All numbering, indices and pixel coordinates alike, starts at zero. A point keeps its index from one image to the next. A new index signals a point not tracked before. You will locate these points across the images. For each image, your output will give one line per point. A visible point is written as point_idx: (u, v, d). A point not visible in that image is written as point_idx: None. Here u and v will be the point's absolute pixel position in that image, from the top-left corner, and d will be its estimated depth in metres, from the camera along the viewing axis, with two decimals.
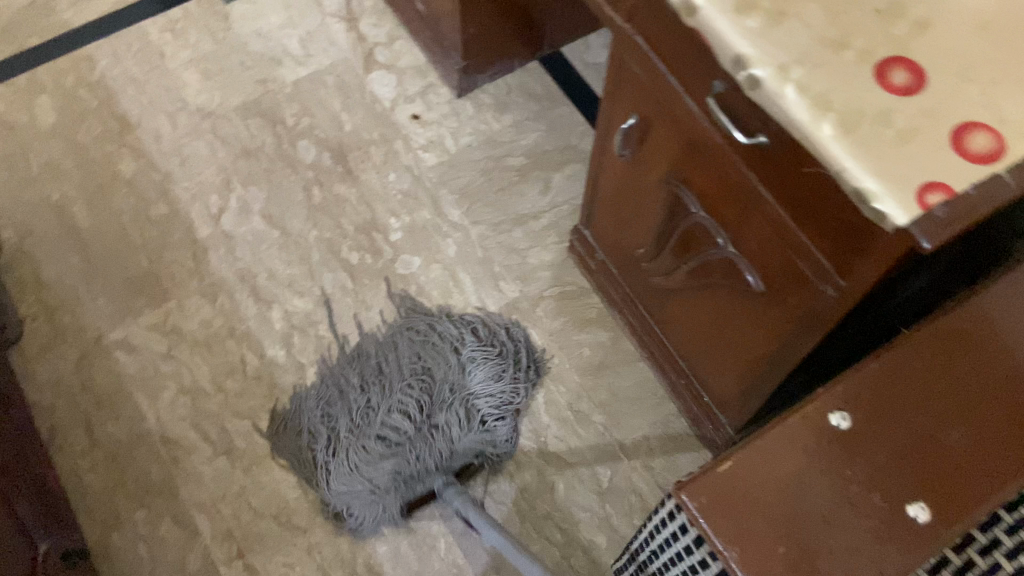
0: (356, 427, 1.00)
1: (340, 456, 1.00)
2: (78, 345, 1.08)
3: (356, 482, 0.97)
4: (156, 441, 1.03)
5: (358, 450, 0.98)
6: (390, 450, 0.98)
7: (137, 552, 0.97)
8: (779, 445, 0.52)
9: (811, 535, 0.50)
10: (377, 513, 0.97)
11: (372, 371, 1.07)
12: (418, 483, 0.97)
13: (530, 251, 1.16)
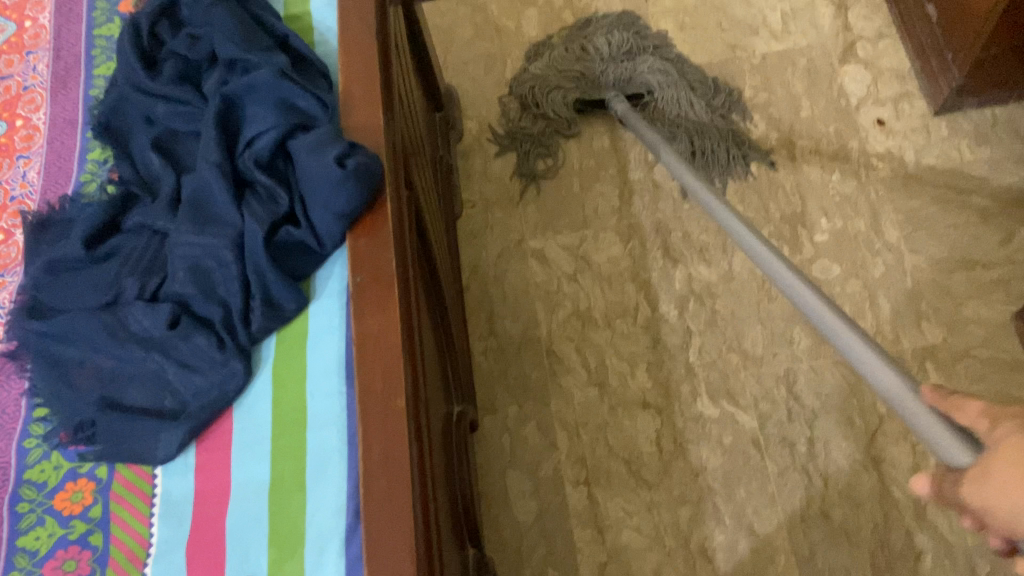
0: (594, 54, 1.26)
1: (578, 54, 1.27)
2: (500, 241, 1.18)
3: (580, 68, 1.25)
4: (542, 349, 1.10)
5: (587, 59, 1.26)
6: (600, 64, 1.25)
7: (501, 441, 1.05)
8: None
9: None
10: (563, 94, 1.24)
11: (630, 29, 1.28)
12: (599, 88, 1.23)
13: (968, 302, 1.05)
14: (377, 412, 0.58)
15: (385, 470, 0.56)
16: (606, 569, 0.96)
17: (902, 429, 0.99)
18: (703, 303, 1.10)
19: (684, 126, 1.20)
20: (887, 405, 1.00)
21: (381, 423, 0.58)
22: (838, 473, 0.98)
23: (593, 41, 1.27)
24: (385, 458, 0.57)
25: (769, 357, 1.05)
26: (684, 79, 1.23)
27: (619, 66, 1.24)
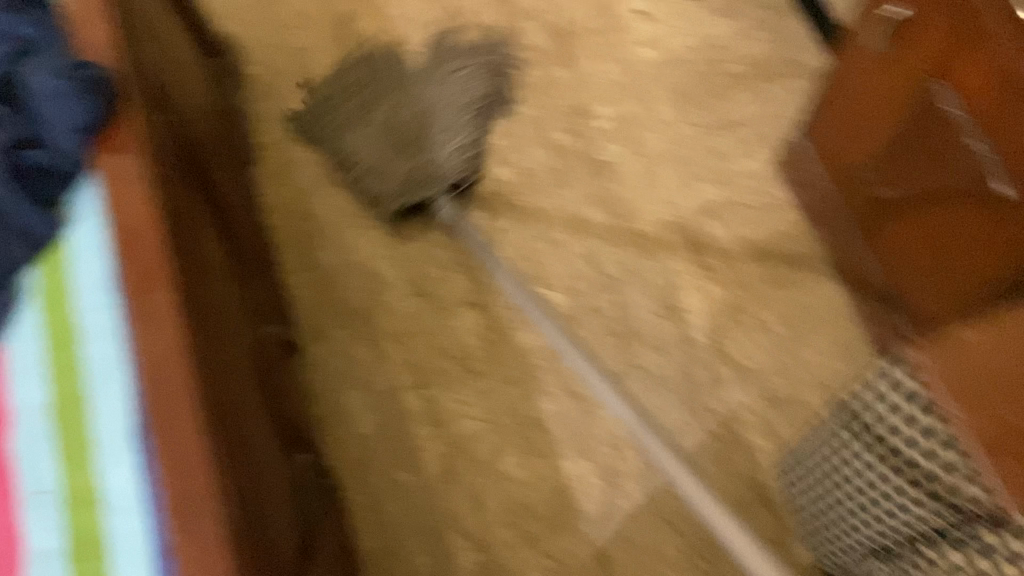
0: (354, 117, 1.18)
1: (349, 124, 1.17)
2: (303, 178, 1.19)
3: (362, 137, 1.16)
4: (360, 271, 1.12)
5: (362, 138, 1.15)
6: (381, 128, 1.16)
7: (334, 364, 1.07)
8: None
9: None
10: (381, 169, 1.13)
11: (370, 95, 1.20)
12: (417, 184, 1.12)
13: (735, 158, 1.15)
14: (146, 314, 0.60)
15: (161, 360, 0.58)
16: (451, 458, 1.01)
17: (694, 278, 1.09)
18: (505, 200, 1.16)
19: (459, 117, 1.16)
20: (679, 261, 1.10)
21: (152, 322, 0.60)
22: (645, 328, 1.07)
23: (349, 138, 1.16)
24: (159, 351, 0.59)
25: (571, 239, 1.13)
26: (462, 108, 1.17)
27: (412, 156, 1.13)
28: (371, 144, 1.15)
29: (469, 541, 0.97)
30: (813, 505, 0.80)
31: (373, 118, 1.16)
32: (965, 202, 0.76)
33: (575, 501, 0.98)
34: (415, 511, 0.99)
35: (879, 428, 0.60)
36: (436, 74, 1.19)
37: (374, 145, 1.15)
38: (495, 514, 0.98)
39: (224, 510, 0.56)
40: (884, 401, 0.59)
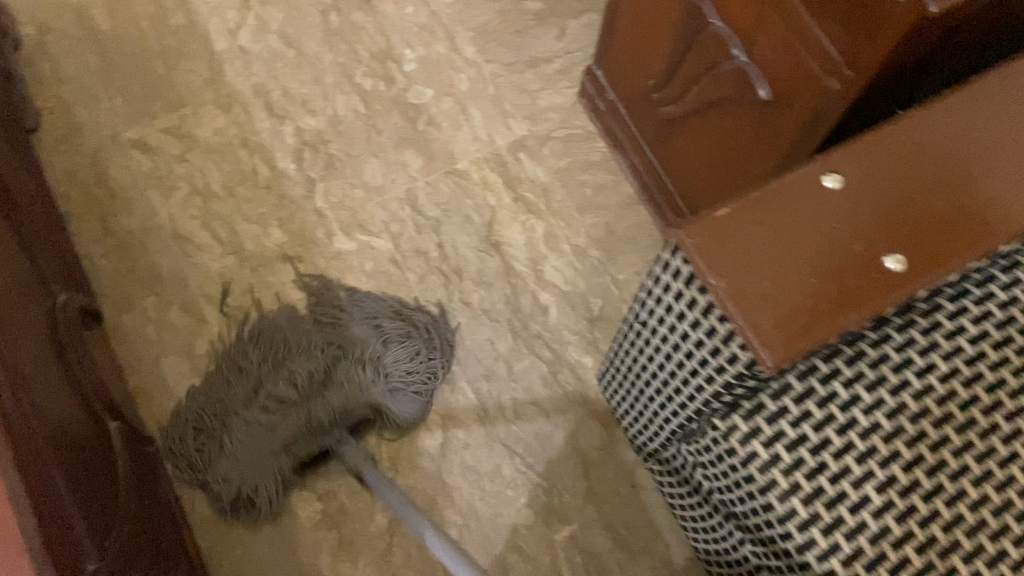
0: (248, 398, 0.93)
1: (231, 424, 0.91)
2: (94, 141, 1.10)
3: (238, 452, 0.90)
4: (167, 234, 1.06)
5: (222, 442, 0.91)
6: (279, 411, 0.92)
7: (147, 333, 1.01)
8: (780, 206, 0.57)
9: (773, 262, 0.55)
10: (246, 474, 0.91)
11: (270, 344, 0.98)
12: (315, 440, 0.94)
13: (542, 93, 1.19)
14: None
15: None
16: None
17: (511, 212, 1.12)
18: (318, 150, 1.13)
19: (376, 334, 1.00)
20: (496, 197, 1.13)
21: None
22: (468, 264, 1.09)
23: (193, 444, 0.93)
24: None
25: (388, 184, 1.12)
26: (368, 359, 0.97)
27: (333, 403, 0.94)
28: (280, 417, 0.92)
29: (308, 493, 0.96)
30: (625, 400, 0.88)
31: (246, 362, 0.97)
32: (732, 105, 0.84)
33: (413, 438, 1.00)
34: None
35: (667, 315, 0.66)
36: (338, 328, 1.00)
37: (252, 436, 0.91)
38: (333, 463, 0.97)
39: None
40: (670, 290, 0.63)
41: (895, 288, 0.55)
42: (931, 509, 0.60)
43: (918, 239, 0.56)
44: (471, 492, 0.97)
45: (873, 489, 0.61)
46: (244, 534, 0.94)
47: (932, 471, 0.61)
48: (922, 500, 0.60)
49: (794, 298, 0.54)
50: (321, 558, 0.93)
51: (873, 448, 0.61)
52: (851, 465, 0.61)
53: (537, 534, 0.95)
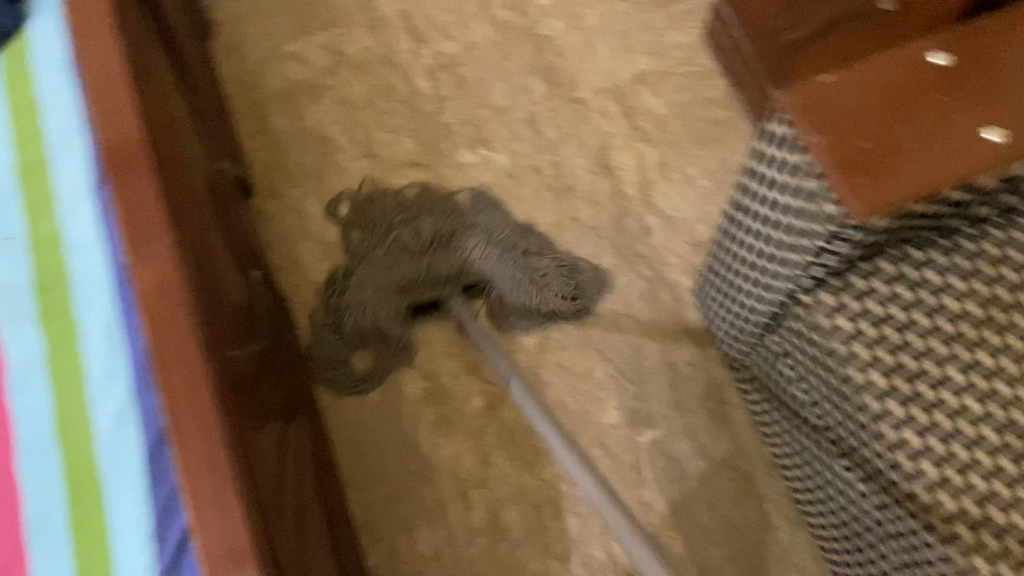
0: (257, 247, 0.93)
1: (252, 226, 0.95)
2: (257, 51, 1.24)
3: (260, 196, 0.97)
4: (313, 136, 1.18)
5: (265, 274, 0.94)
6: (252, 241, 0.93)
7: (288, 221, 1.13)
8: (880, 77, 0.60)
9: (878, 128, 0.58)
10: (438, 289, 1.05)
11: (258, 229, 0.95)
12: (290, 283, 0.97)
13: (667, 31, 1.22)
14: (101, 80, 0.63)
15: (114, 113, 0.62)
16: None
17: (627, 139, 1.16)
18: (451, 72, 1.22)
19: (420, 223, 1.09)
20: (613, 125, 1.17)
21: (109, 87, 0.63)
22: (580, 183, 1.14)
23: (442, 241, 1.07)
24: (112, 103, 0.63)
25: (513, 106, 1.19)
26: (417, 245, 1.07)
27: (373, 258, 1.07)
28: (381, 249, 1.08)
29: (414, 371, 1.04)
30: (720, 319, 0.91)
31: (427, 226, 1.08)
32: None
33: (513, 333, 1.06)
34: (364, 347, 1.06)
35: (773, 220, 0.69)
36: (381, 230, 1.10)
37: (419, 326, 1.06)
38: (438, 348, 1.06)
39: (176, 239, 0.60)
40: (762, 193, 0.69)
41: (993, 157, 0.57)
42: (1009, 419, 0.65)
43: (1010, 107, 0.58)
44: (562, 388, 1.03)
45: (951, 393, 0.65)
46: (343, 377, 1.03)
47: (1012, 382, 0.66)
48: (975, 400, 0.65)
49: (898, 161, 0.57)
50: (420, 428, 1.01)
51: (956, 354, 0.66)
52: (950, 371, 0.66)
53: (621, 435, 1.00)
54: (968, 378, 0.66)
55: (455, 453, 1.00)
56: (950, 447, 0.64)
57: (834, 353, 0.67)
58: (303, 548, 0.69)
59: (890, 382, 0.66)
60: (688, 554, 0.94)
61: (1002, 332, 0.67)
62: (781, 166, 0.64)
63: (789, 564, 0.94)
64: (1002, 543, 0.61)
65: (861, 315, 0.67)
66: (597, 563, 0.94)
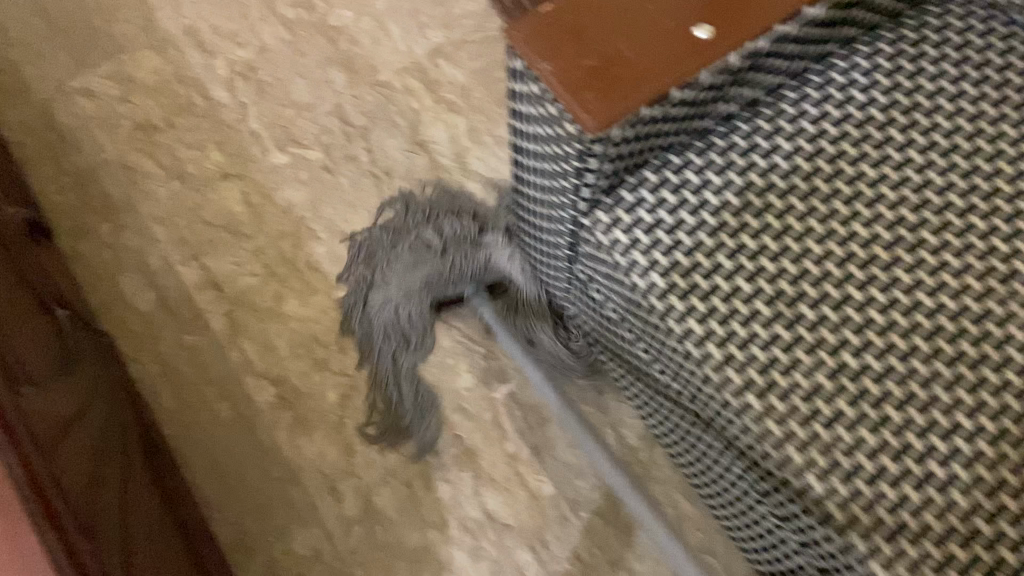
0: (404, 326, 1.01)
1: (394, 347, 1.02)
2: (42, 96, 1.19)
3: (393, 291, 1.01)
4: (115, 167, 1.14)
5: (393, 266, 1.02)
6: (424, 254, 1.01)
7: (104, 257, 1.09)
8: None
9: (603, 44, 0.61)
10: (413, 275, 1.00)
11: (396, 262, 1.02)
12: (451, 289, 1.01)
13: (454, 2, 1.24)
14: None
15: None
16: (235, 314, 1.06)
17: (434, 113, 1.18)
18: (249, 78, 1.20)
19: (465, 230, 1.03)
20: (419, 102, 1.19)
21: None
22: (397, 162, 1.15)
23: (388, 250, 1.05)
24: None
25: (316, 101, 1.19)
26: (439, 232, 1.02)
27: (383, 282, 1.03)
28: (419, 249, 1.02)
29: (263, 379, 1.03)
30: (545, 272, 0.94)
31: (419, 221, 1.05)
32: None
33: (355, 322, 1.06)
34: (208, 367, 1.03)
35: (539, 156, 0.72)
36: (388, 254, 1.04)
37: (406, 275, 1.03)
38: (284, 351, 1.04)
39: None
40: (524, 134, 0.73)
41: (706, 53, 0.61)
42: (798, 314, 0.67)
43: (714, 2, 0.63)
44: (414, 363, 1.04)
45: (746, 280, 0.68)
46: (200, 410, 1.01)
47: (800, 258, 0.69)
48: (768, 281, 0.68)
49: (626, 70, 0.60)
50: (278, 433, 1.00)
51: (722, 242, 0.69)
52: (721, 259, 0.69)
53: (478, 394, 1.02)
54: (759, 263, 0.69)
55: (317, 449, 0.99)
56: (729, 326, 0.68)
57: (618, 266, 0.71)
58: (140, 547, 0.68)
59: (674, 281, 0.69)
60: (558, 492, 0.97)
61: (778, 219, 0.70)
62: (530, 102, 0.67)
63: (655, 478, 0.98)
64: (810, 430, 0.64)
65: (648, 226, 0.70)
66: (474, 522, 0.95)
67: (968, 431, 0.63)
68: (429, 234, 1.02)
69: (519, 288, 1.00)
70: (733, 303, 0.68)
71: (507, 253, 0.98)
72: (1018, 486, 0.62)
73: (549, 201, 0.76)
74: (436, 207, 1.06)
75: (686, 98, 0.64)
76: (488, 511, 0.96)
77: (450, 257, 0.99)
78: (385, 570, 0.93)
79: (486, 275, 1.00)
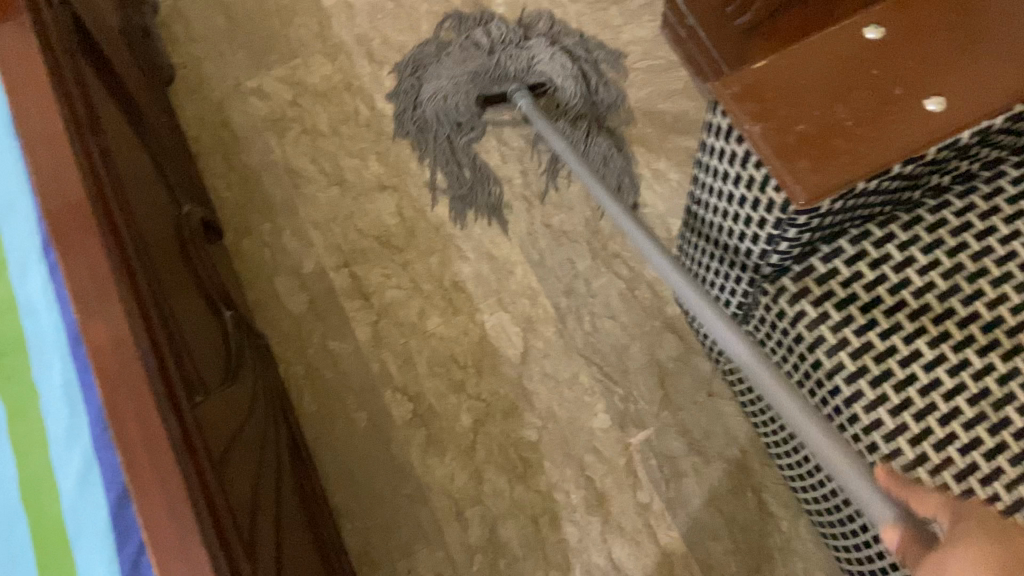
0: (454, 127, 1.15)
1: (466, 131, 1.15)
2: (220, 95, 1.24)
3: (444, 77, 1.13)
4: (280, 169, 1.18)
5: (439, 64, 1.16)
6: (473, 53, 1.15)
7: (262, 256, 1.13)
8: (813, 61, 0.59)
9: (820, 112, 0.57)
10: (458, 99, 1.12)
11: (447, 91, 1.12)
12: (497, 85, 1.12)
13: (624, 28, 1.22)
14: (38, 137, 0.62)
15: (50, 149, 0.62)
16: (379, 325, 1.07)
17: None
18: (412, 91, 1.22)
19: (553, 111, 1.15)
20: None
21: (48, 144, 0.62)
22: (550, 188, 1.13)
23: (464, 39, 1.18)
24: (45, 154, 0.62)
25: None
26: (525, 74, 1.13)
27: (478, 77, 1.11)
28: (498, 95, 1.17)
29: (400, 394, 1.03)
30: None
31: (482, 43, 1.16)
32: None
33: (495, 347, 1.05)
34: (349, 375, 1.05)
35: (727, 215, 0.68)
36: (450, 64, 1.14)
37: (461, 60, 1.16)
38: (423, 368, 1.05)
39: (122, 276, 0.60)
40: (711, 187, 0.69)
41: (938, 127, 0.56)
42: (1004, 417, 0.60)
43: (948, 72, 0.58)
44: (550, 397, 1.02)
45: (947, 373, 0.62)
46: (338, 418, 1.03)
47: (1011, 355, 0.62)
48: (973, 377, 0.62)
49: (844, 140, 0.56)
50: (411, 451, 1.00)
51: (923, 327, 0.63)
52: (919, 346, 0.63)
53: (613, 438, 0.99)
54: (963, 357, 0.62)
55: (447, 471, 0.99)
56: (925, 422, 0.61)
57: (801, 339, 0.66)
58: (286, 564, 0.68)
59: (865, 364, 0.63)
60: (690, 553, 0.93)
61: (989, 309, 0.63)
62: (728, 161, 0.64)
63: (796, 554, 0.92)
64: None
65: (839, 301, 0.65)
66: (599, 569, 0.93)
67: None
68: (481, 39, 1.17)
69: (560, 91, 1.14)
70: (930, 396, 0.62)
71: (549, 54, 1.13)
72: None
73: (730, 257, 0.73)
74: (501, 28, 1.18)
75: (904, 172, 0.59)
76: (614, 560, 0.93)
77: (492, 56, 1.13)
78: None
79: (528, 79, 1.13)
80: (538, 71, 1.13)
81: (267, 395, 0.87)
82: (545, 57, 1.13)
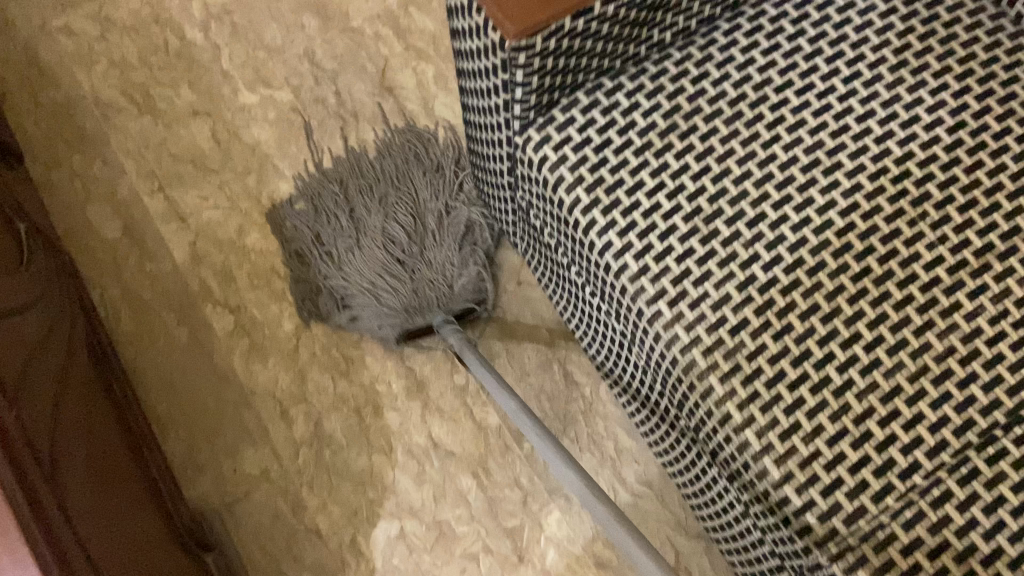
0: (392, 285, 1.00)
1: (373, 282, 1.01)
2: (24, 35, 1.22)
3: (357, 256, 1.02)
4: (90, 103, 1.18)
5: (355, 257, 1.02)
6: (395, 260, 1.01)
7: (73, 186, 1.12)
8: None
9: None
10: (381, 322, 1.00)
11: (353, 244, 1.03)
12: (419, 317, 1.00)
13: None
14: None
15: None
16: (198, 244, 1.09)
17: (403, 60, 1.21)
18: (223, 21, 1.23)
19: (455, 226, 1.05)
20: (388, 48, 1.21)
21: None
22: (363, 105, 1.17)
23: (366, 220, 1.04)
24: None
25: (288, 44, 1.21)
26: (435, 236, 1.04)
27: (392, 268, 1.01)
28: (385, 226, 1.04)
29: (221, 307, 1.05)
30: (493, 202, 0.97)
31: (396, 246, 1.02)
32: None
33: None
34: (167, 292, 1.06)
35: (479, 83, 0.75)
36: (351, 255, 1.03)
37: (359, 264, 1.02)
38: (243, 281, 1.07)
39: None
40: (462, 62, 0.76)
41: None
42: (712, 229, 0.69)
43: None
44: None
45: (666, 198, 0.70)
46: (159, 334, 1.04)
47: (720, 178, 0.70)
48: (687, 200, 0.69)
49: None
50: (233, 357, 1.03)
51: (647, 161, 0.70)
52: (643, 176, 0.70)
53: None
54: (680, 182, 0.70)
55: (270, 374, 1.02)
56: (647, 240, 0.69)
57: (547, 183, 0.73)
58: (75, 435, 0.70)
59: (597, 196, 0.70)
60: (502, 422, 0.99)
61: (697, 136, 0.71)
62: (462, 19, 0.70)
63: (598, 414, 1.00)
64: (715, 334, 0.66)
65: (574, 144, 0.72)
66: (419, 448, 0.98)
67: (868, 340, 0.65)
68: (394, 230, 1.03)
69: (471, 230, 1.05)
70: (654, 218, 0.69)
71: (463, 258, 1.03)
72: (912, 394, 0.63)
73: (489, 123, 0.79)
74: (394, 156, 1.11)
75: (613, 14, 0.67)
76: (433, 438, 0.99)
77: (418, 285, 1.01)
78: (330, 490, 0.96)
79: (454, 301, 1.02)
80: (455, 254, 1.03)
81: (70, 306, 0.88)
82: (465, 222, 1.05)
